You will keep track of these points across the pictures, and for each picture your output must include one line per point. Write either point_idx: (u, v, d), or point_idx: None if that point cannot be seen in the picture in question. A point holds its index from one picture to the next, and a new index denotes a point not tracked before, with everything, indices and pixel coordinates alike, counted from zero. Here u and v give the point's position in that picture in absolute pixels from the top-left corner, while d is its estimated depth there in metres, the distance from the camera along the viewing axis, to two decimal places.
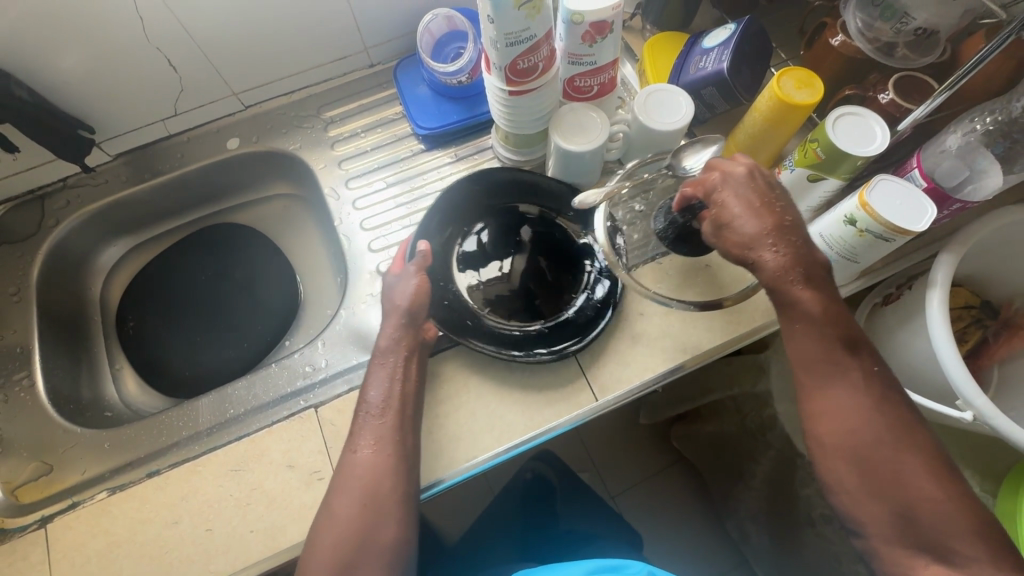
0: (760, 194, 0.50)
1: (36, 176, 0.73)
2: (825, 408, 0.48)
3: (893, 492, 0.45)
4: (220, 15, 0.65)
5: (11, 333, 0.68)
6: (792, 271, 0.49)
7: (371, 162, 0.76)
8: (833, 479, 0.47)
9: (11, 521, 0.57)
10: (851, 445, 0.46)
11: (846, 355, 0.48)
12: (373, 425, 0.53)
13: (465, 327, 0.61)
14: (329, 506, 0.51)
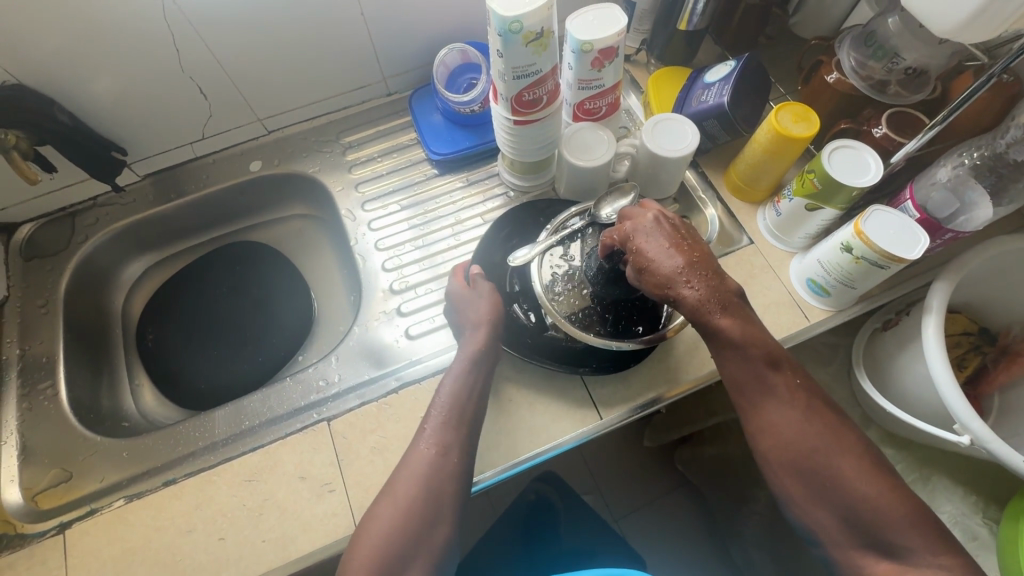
0: (669, 236, 0.52)
1: (69, 194, 0.77)
2: (762, 423, 0.52)
3: (839, 498, 0.49)
4: (251, 48, 0.69)
5: (37, 344, 0.71)
6: (710, 303, 0.51)
7: (387, 185, 0.80)
8: (782, 490, 0.51)
9: (31, 527, 0.59)
10: (790, 456, 0.50)
11: (770, 373, 0.52)
12: (438, 425, 0.55)
13: (527, 344, 0.64)
14: (374, 509, 0.53)
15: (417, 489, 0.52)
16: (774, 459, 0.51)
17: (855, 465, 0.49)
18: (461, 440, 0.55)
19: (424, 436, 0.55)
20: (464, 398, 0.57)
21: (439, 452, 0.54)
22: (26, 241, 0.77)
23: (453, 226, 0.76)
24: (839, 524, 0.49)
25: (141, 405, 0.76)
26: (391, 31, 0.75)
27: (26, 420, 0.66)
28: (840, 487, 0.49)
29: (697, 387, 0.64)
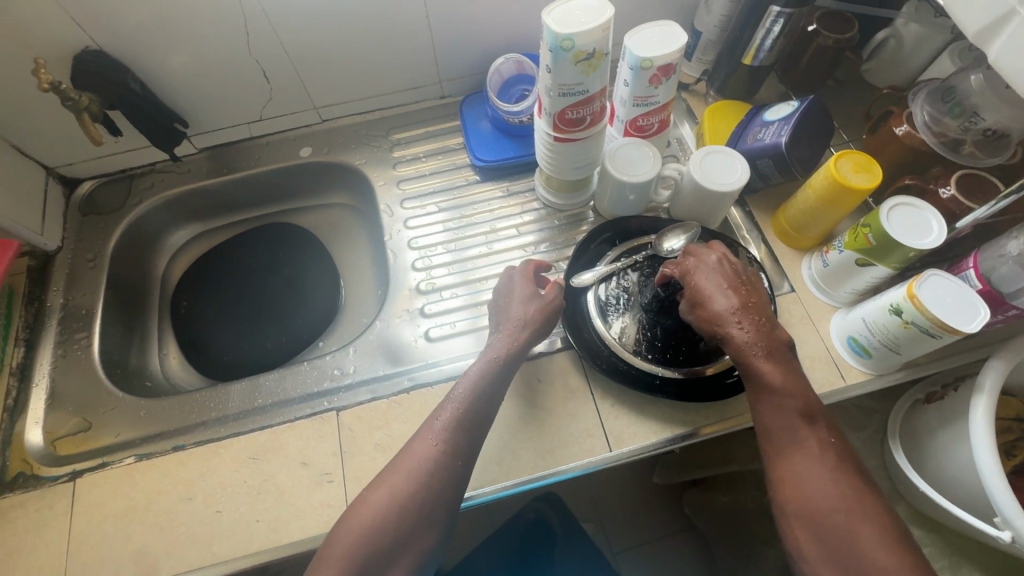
0: (728, 278, 0.54)
1: (130, 158, 0.81)
2: (782, 472, 0.49)
3: (854, 571, 0.44)
4: (316, 39, 0.72)
5: (79, 295, 0.74)
6: (756, 345, 0.51)
7: (428, 186, 0.81)
8: (795, 546, 0.47)
9: (46, 470, 0.61)
10: (808, 514, 0.46)
11: (803, 426, 0.49)
12: (451, 417, 0.55)
13: (602, 358, 0.62)
14: (364, 499, 0.52)
15: (406, 488, 0.51)
16: (792, 513, 0.47)
17: (880, 539, 0.44)
18: (467, 441, 0.54)
19: (418, 449, 0.53)
20: (478, 398, 0.56)
21: (445, 448, 0.53)
22: (86, 197, 0.81)
23: (487, 233, 0.76)
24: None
25: (165, 367, 0.79)
26: (453, 36, 0.76)
27: (59, 366, 0.68)
28: (857, 556, 0.44)
29: (721, 432, 0.61)
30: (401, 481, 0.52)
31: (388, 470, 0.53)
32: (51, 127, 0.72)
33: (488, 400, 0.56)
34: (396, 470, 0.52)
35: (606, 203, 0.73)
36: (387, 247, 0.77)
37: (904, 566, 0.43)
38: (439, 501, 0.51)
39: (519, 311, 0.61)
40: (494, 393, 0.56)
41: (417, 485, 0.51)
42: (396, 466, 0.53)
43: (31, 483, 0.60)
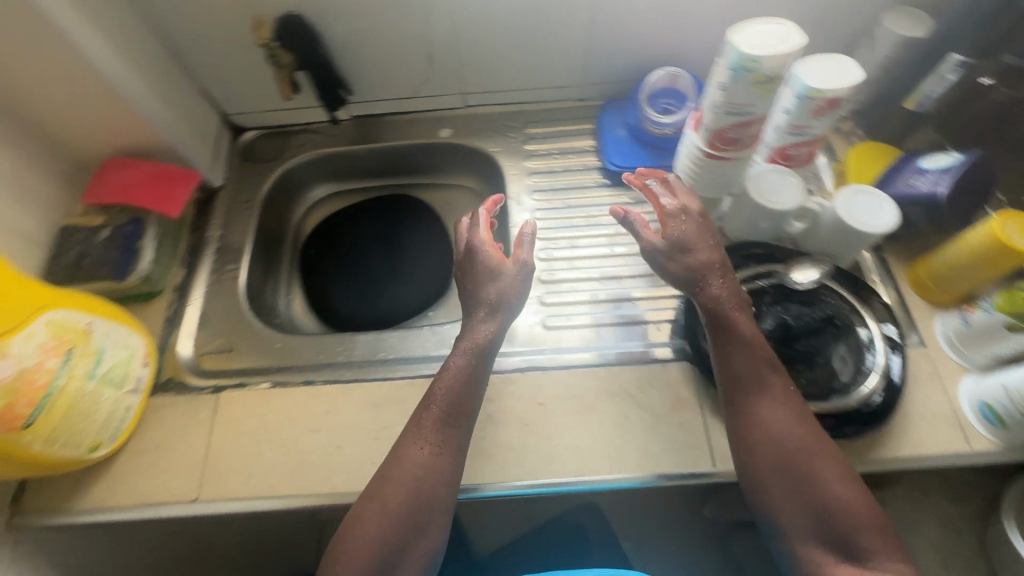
0: (700, 228, 0.60)
1: (292, 116, 0.88)
2: (760, 429, 0.54)
3: (827, 513, 0.50)
4: (485, 29, 0.76)
5: (233, 231, 0.81)
6: (730, 301, 0.58)
7: (557, 182, 0.83)
8: (774, 508, 0.52)
9: (194, 379, 0.68)
10: (747, 441, 0.54)
11: (768, 373, 0.55)
12: (436, 429, 0.57)
13: (716, 374, 0.63)
14: (360, 513, 0.54)
15: (398, 498, 0.54)
16: (767, 468, 0.53)
17: (849, 486, 0.51)
18: (458, 442, 0.57)
19: (405, 459, 0.56)
20: (461, 399, 0.58)
21: (434, 453, 0.56)
22: (248, 145, 0.89)
23: (609, 237, 0.78)
24: (825, 542, 0.50)
25: (288, 311, 0.85)
26: (609, 43, 0.79)
27: (211, 291, 0.76)
28: (835, 502, 0.50)
29: (734, 478, 0.60)
30: (399, 489, 0.54)
31: (394, 455, 0.56)
32: (239, 78, 0.80)
33: (471, 398, 0.58)
34: (404, 459, 0.56)
35: (736, 225, 0.73)
36: (510, 235, 0.80)
37: (869, 504, 0.50)
38: (444, 490, 0.55)
39: (488, 292, 0.62)
40: (478, 384, 0.59)
41: (410, 492, 0.54)
42: (399, 458, 0.56)
43: (181, 389, 0.67)
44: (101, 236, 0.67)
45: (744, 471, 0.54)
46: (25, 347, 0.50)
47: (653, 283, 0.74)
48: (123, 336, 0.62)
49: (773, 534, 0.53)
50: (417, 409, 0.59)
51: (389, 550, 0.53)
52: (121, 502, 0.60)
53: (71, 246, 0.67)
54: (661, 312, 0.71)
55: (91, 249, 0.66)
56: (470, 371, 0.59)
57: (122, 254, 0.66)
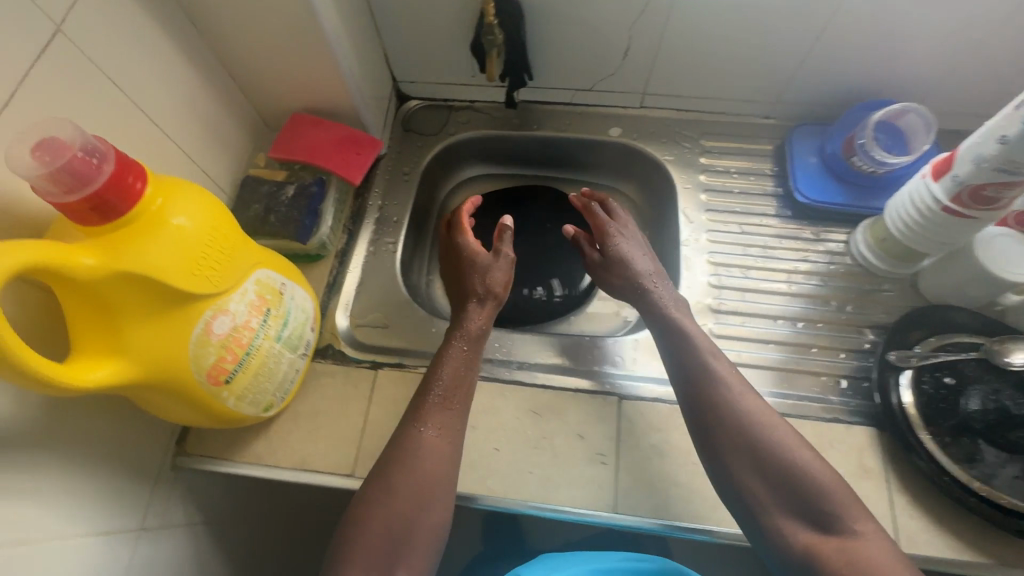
0: (636, 244, 0.71)
1: (461, 91, 0.85)
2: (709, 407, 0.56)
3: (795, 484, 0.51)
4: (698, 31, 0.70)
5: (392, 204, 0.80)
6: (631, 279, 0.67)
7: (733, 203, 0.78)
8: (732, 477, 0.53)
9: (353, 351, 0.67)
10: (702, 408, 0.56)
11: (722, 361, 0.59)
12: (443, 414, 0.57)
13: (910, 446, 0.58)
14: (363, 511, 0.53)
15: (398, 483, 0.53)
16: (720, 432, 0.55)
17: (818, 460, 0.52)
18: (455, 420, 0.57)
19: (405, 447, 0.55)
20: (459, 376, 0.58)
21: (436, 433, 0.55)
22: (410, 115, 0.87)
23: (788, 272, 0.72)
24: (808, 525, 0.50)
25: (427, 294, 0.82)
26: (826, 63, 0.72)
27: (369, 261, 0.75)
28: (789, 464, 0.51)
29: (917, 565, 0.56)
30: (400, 474, 0.54)
31: (397, 447, 0.56)
32: (425, 48, 0.77)
33: (460, 377, 0.58)
34: (416, 449, 0.55)
35: (945, 286, 0.66)
36: (677, 255, 0.75)
37: (845, 487, 0.51)
38: (447, 468, 0.56)
39: (493, 287, 0.67)
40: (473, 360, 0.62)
41: (415, 478, 0.54)
42: (406, 447, 0.56)
43: (340, 359, 0.67)
44: (286, 194, 0.66)
45: (709, 452, 0.55)
46: (240, 303, 0.50)
47: (836, 333, 0.68)
48: (303, 300, 0.61)
49: (752, 523, 0.52)
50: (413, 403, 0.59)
51: (397, 524, 0.52)
52: (282, 463, 0.61)
53: (253, 199, 0.66)
54: (842, 365, 0.66)
55: (277, 206, 0.65)
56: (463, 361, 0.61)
57: (306, 215, 0.65)
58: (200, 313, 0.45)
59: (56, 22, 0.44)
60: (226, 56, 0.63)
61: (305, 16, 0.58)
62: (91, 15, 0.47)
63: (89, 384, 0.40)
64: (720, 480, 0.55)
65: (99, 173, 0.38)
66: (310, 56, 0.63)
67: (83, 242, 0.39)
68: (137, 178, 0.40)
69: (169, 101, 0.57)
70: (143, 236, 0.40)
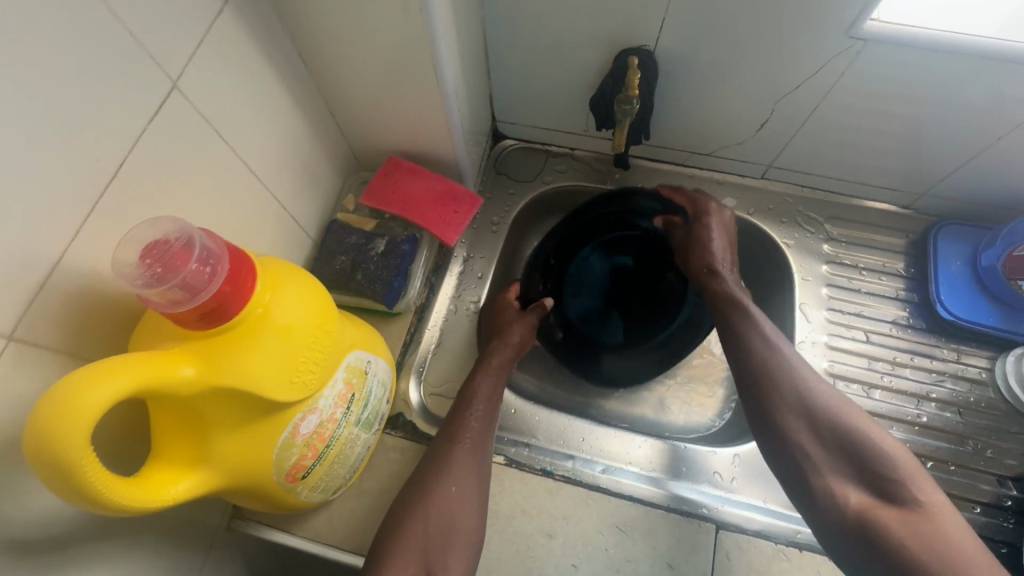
0: (725, 234, 0.64)
1: (563, 138, 0.78)
2: (768, 378, 0.52)
3: (854, 452, 0.47)
4: (853, 114, 0.62)
5: (478, 257, 0.74)
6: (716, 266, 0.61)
7: (857, 305, 0.69)
8: (793, 449, 0.49)
9: (424, 425, 0.63)
10: (758, 375, 0.53)
11: (752, 318, 0.56)
12: (471, 424, 0.56)
13: None
14: (392, 532, 0.49)
15: (431, 493, 0.51)
16: (777, 397, 0.51)
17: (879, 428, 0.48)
18: (487, 437, 0.56)
19: (438, 458, 0.53)
20: (486, 400, 0.58)
21: (467, 446, 0.54)
22: (504, 156, 0.80)
23: (918, 398, 0.64)
24: (865, 492, 0.46)
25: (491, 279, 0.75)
26: (1000, 164, 0.62)
27: (447, 323, 0.70)
28: (843, 427, 0.48)
29: None
30: (435, 484, 0.51)
31: (438, 455, 0.54)
32: (537, 91, 0.70)
33: (488, 401, 0.58)
34: (453, 460, 0.53)
35: None
36: None
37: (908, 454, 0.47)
38: (476, 482, 0.53)
39: (515, 337, 0.64)
40: (497, 387, 0.60)
41: (448, 489, 0.51)
42: (442, 460, 0.53)
43: (410, 433, 0.62)
44: (376, 249, 0.62)
45: (767, 427, 0.51)
46: (329, 397, 0.44)
47: (969, 481, 0.60)
48: (383, 372, 0.55)
49: (809, 499, 0.48)
50: (447, 422, 0.57)
51: (435, 528, 0.49)
52: (337, 544, 0.56)
53: (340, 249, 0.61)
54: (973, 522, 0.58)
55: (365, 261, 0.61)
56: (492, 388, 0.60)
57: (395, 278, 0.61)
58: (289, 418, 0.40)
59: (172, 78, 0.39)
60: (332, 94, 0.58)
61: (429, 67, 0.52)
62: (210, 65, 0.42)
63: (170, 502, 0.35)
64: (772, 445, 0.51)
65: (211, 283, 0.32)
66: (423, 104, 0.57)
67: (182, 346, 0.34)
68: (249, 273, 0.35)
69: (272, 146, 0.52)
70: (246, 345, 0.35)
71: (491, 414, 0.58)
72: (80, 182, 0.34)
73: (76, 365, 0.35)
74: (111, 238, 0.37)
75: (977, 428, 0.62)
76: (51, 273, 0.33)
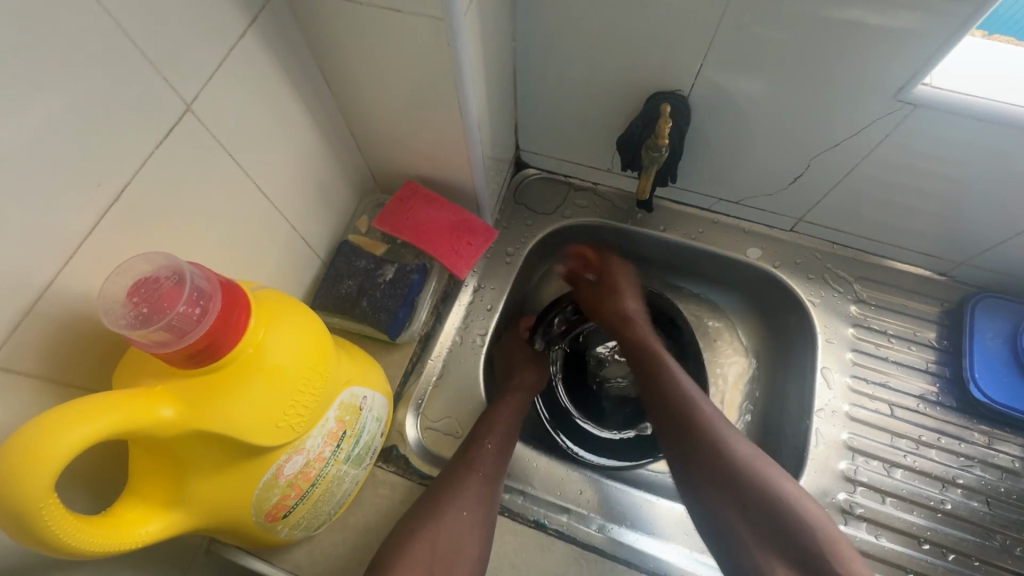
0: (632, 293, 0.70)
1: (587, 172, 0.76)
2: (695, 448, 0.53)
3: (782, 529, 0.48)
4: (893, 176, 0.59)
5: (488, 288, 0.72)
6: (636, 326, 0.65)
7: (883, 374, 0.66)
8: (724, 520, 0.50)
9: (417, 461, 0.60)
10: (683, 442, 0.54)
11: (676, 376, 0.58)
12: (488, 452, 0.55)
13: None
14: (395, 552, 0.47)
15: (443, 514, 0.50)
16: (703, 467, 0.52)
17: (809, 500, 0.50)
18: (502, 468, 0.56)
19: (453, 480, 0.53)
20: (506, 432, 0.58)
21: (483, 473, 0.54)
22: (525, 185, 0.78)
23: (942, 482, 0.60)
24: (791, 568, 0.46)
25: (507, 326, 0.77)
26: None
27: (451, 354, 0.68)
28: (770, 499, 0.49)
29: None
30: (446, 506, 0.50)
31: (451, 478, 0.53)
32: (565, 124, 0.69)
33: (508, 432, 0.58)
34: (466, 486, 0.52)
35: None
36: (806, 424, 0.63)
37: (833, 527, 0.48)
38: (486, 511, 0.52)
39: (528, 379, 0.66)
40: (518, 421, 0.60)
41: (459, 513, 0.50)
42: (457, 483, 0.52)
43: (403, 468, 0.59)
44: (385, 275, 0.60)
45: (695, 499, 0.52)
46: (318, 436, 0.42)
47: None
48: (379, 406, 0.53)
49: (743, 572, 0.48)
50: (464, 445, 0.56)
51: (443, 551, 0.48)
52: None
53: (348, 273, 0.60)
54: None
55: (372, 288, 0.59)
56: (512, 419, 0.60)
57: (401, 308, 0.59)
58: (274, 459, 0.38)
59: (187, 100, 0.38)
60: (354, 116, 0.57)
61: (453, 99, 0.50)
62: (231, 85, 0.41)
63: (138, 544, 0.33)
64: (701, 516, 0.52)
65: (200, 325, 0.31)
66: (445, 133, 0.55)
67: (165, 385, 0.32)
68: (242, 311, 0.33)
69: (288, 166, 0.51)
70: (233, 386, 0.34)
71: (508, 445, 0.57)
72: (80, 203, 0.33)
73: (58, 390, 0.34)
74: (112, 260, 0.36)
75: (1006, 523, 0.58)
76: (40, 297, 0.32)
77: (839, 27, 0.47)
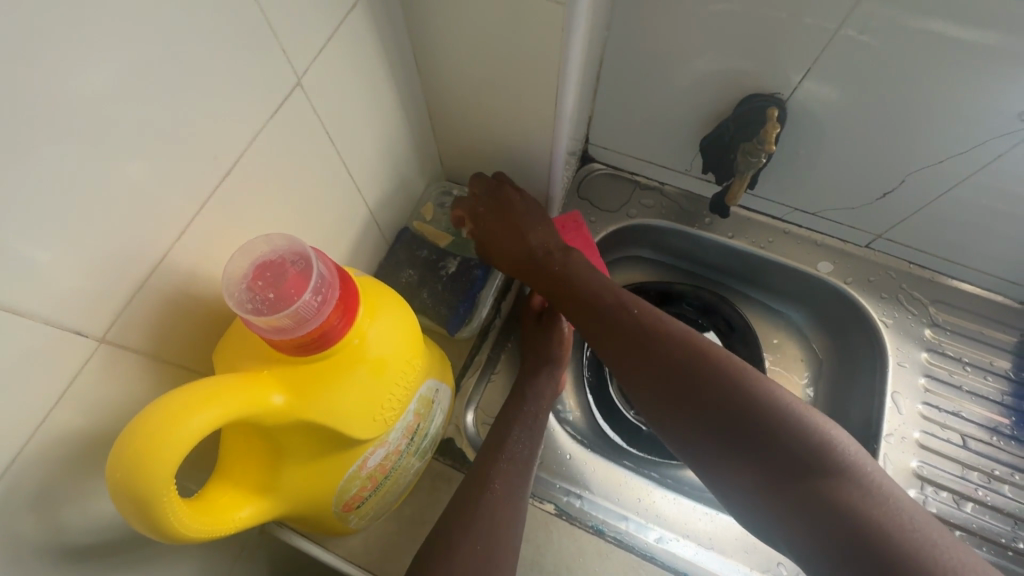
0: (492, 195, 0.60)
1: (657, 172, 0.73)
2: (638, 355, 0.48)
3: (720, 412, 0.43)
4: (993, 199, 0.56)
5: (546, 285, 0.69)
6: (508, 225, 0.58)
7: (955, 403, 0.64)
8: (698, 452, 0.44)
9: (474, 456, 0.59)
10: (625, 342, 0.50)
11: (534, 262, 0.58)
12: (504, 467, 0.50)
13: None
14: None
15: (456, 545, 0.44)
16: (634, 360, 0.49)
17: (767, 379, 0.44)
18: (524, 482, 0.50)
19: (465, 504, 0.47)
20: (523, 443, 0.53)
21: (500, 492, 0.48)
22: (589, 180, 0.76)
23: (1016, 520, 0.58)
24: (745, 464, 0.41)
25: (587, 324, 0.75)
26: None
27: (511, 348, 0.67)
28: (709, 385, 0.44)
29: None
30: (460, 535, 0.45)
31: (463, 502, 0.47)
32: (642, 120, 0.66)
33: (524, 443, 0.53)
34: (482, 509, 0.47)
35: None
36: (873, 449, 0.62)
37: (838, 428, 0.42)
38: (511, 529, 0.47)
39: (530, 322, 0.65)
40: (537, 429, 0.55)
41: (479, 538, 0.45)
42: (473, 506, 0.47)
43: (459, 462, 0.58)
44: (447, 269, 0.59)
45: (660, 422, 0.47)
46: (398, 430, 0.41)
47: None
48: (446, 400, 0.52)
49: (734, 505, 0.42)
50: (477, 462, 0.51)
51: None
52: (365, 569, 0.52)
53: (409, 262, 0.59)
54: None
55: (434, 281, 0.59)
56: (530, 429, 0.55)
57: (463, 302, 0.58)
58: (362, 451, 0.37)
59: (297, 75, 0.36)
60: (436, 98, 0.55)
61: (550, 87, 0.48)
62: (334, 59, 0.39)
63: (232, 530, 0.32)
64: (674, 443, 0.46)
65: (320, 313, 0.30)
66: (531, 123, 0.53)
67: (271, 370, 0.31)
68: (355, 296, 0.32)
69: (371, 148, 0.50)
70: (338, 374, 0.33)
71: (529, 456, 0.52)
72: (195, 178, 0.32)
73: (158, 370, 0.33)
74: (215, 237, 0.34)
75: None
76: (152, 273, 0.31)
77: (971, 41, 0.44)
